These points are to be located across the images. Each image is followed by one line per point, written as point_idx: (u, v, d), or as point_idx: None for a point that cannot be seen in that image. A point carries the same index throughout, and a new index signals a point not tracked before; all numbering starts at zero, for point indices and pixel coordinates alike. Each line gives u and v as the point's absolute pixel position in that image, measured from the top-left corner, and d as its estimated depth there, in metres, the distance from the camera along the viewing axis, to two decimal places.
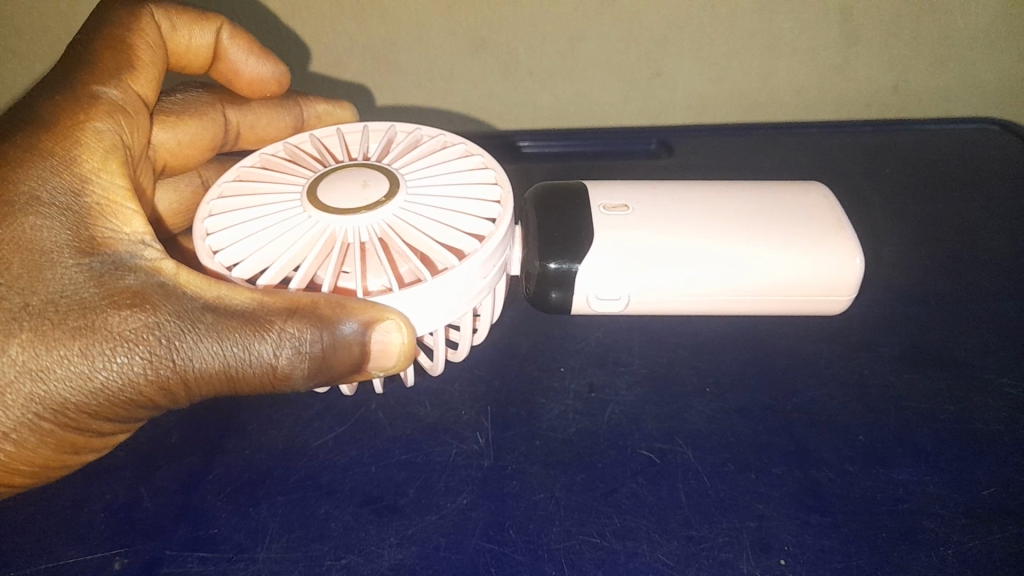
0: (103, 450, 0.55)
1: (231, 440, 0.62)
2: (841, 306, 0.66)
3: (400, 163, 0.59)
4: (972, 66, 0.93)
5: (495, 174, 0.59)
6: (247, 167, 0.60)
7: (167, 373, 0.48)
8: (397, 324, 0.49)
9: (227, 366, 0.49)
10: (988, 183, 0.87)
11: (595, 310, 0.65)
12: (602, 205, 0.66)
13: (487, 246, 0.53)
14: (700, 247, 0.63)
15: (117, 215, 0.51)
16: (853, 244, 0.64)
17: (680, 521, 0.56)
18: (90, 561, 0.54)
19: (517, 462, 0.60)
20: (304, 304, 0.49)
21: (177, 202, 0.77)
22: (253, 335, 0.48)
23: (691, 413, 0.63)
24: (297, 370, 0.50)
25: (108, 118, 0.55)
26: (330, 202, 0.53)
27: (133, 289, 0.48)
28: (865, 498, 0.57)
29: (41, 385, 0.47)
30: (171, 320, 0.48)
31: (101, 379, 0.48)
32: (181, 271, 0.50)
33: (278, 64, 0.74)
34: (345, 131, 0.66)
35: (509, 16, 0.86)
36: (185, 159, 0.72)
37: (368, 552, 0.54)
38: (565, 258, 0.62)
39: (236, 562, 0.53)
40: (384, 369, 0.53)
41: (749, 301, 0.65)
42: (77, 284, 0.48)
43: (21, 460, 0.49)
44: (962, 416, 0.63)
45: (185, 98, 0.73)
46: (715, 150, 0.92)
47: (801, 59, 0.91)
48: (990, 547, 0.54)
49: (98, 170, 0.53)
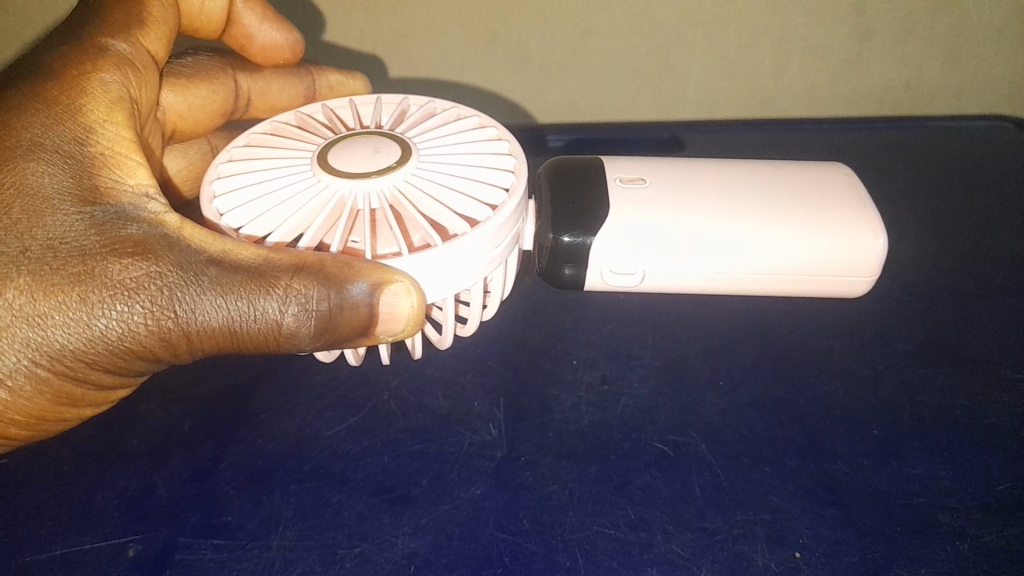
0: (102, 404, 0.54)
1: (243, 428, 0.61)
2: (864, 287, 0.66)
3: (413, 133, 0.59)
4: (984, 63, 0.93)
5: (510, 146, 0.59)
6: (258, 134, 0.60)
7: (169, 325, 0.48)
8: (407, 286, 0.49)
9: (231, 321, 0.49)
10: (1000, 179, 0.87)
11: (610, 285, 0.65)
12: (619, 178, 0.65)
13: (499, 214, 0.52)
14: (715, 232, 0.63)
15: (122, 166, 0.51)
16: (877, 224, 0.63)
17: (695, 514, 0.55)
18: (103, 547, 0.53)
19: (530, 453, 0.59)
20: (311, 262, 0.49)
21: (186, 168, 0.77)
22: (257, 291, 0.48)
23: (703, 406, 0.63)
24: (303, 329, 0.49)
25: (115, 69, 0.55)
26: (340, 167, 0.53)
27: (136, 238, 0.48)
28: (879, 491, 0.57)
29: (38, 331, 0.47)
30: (173, 271, 0.48)
31: (99, 327, 0.47)
32: (185, 225, 0.49)
33: (293, 32, 0.73)
34: (358, 103, 0.65)
35: (522, 9, 0.86)
36: (196, 124, 0.72)
37: (381, 541, 0.54)
38: (578, 231, 0.61)
39: (249, 550, 0.53)
40: (392, 335, 0.52)
41: (760, 280, 0.65)
42: (78, 230, 0.48)
43: (15, 409, 0.48)
44: (977, 412, 0.62)
45: (195, 62, 0.73)
46: (726, 146, 0.92)
47: (813, 55, 0.91)
48: (1006, 542, 0.54)
49: (103, 121, 0.53)
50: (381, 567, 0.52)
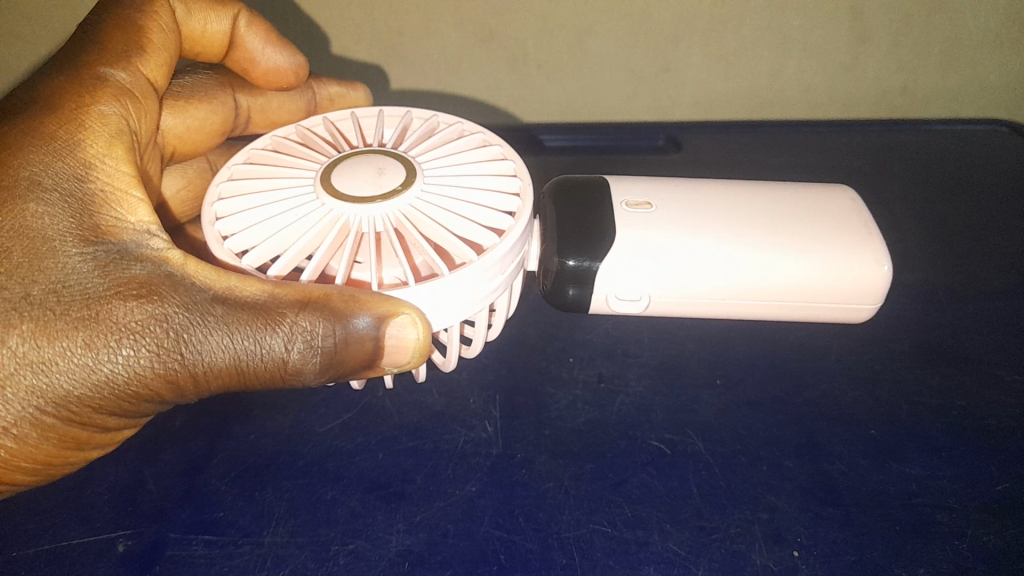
0: (107, 446, 0.54)
1: (236, 423, 0.61)
2: (868, 313, 0.66)
3: (416, 152, 0.58)
4: (981, 68, 0.93)
5: (515, 166, 0.58)
6: (258, 149, 0.59)
7: (175, 367, 0.47)
8: (413, 318, 0.48)
9: (237, 360, 0.48)
10: (996, 184, 0.88)
11: (614, 309, 0.64)
12: (625, 202, 0.65)
13: (506, 241, 0.52)
14: (710, 243, 0.62)
15: (123, 203, 0.51)
16: (880, 251, 0.63)
17: (692, 512, 0.55)
18: (92, 542, 0.53)
19: (525, 451, 0.59)
20: (317, 297, 0.48)
21: (185, 188, 0.75)
22: (263, 328, 0.47)
23: (700, 405, 0.63)
24: (309, 365, 0.49)
25: (114, 101, 0.54)
26: (343, 189, 0.53)
27: (140, 279, 0.47)
28: (878, 493, 0.56)
29: (43, 378, 0.46)
30: (179, 312, 0.47)
31: (105, 372, 0.47)
32: (189, 262, 0.49)
33: (296, 54, 0.73)
34: (360, 116, 0.65)
35: (519, 10, 0.86)
36: (195, 144, 0.71)
37: (375, 537, 0.53)
38: (584, 256, 0.61)
39: (242, 545, 0.52)
40: (398, 366, 0.52)
41: (766, 301, 0.65)
42: (81, 273, 0.47)
43: (21, 456, 0.48)
44: (974, 413, 0.62)
45: (193, 81, 0.72)
46: (723, 148, 0.93)
47: (809, 59, 0.91)
48: (1004, 542, 0.53)
49: (104, 155, 0.52)
50: (375, 565, 0.51)
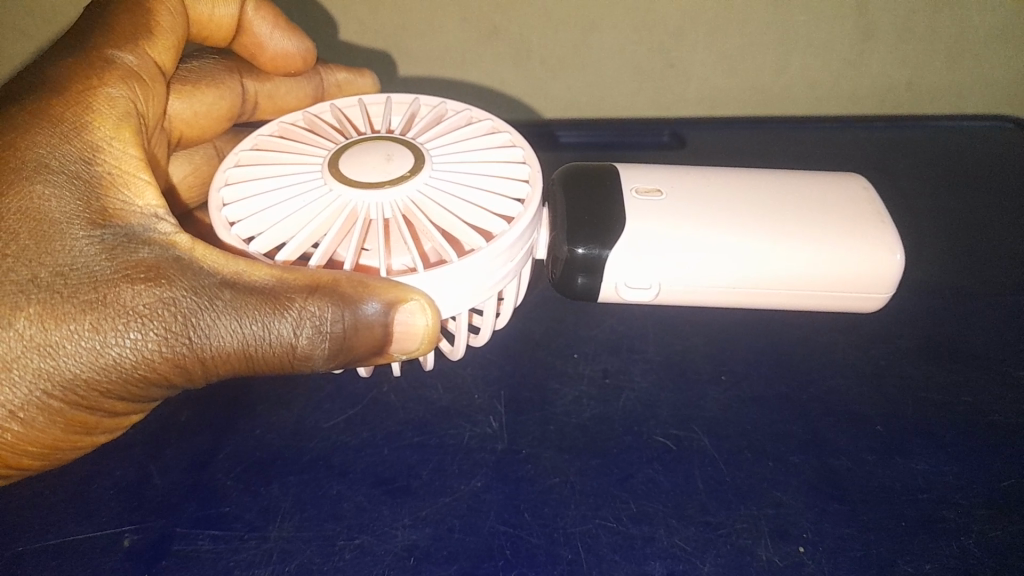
0: (115, 432, 0.54)
1: (241, 418, 0.61)
2: (880, 303, 0.65)
3: (424, 139, 0.58)
4: (985, 65, 0.93)
5: (524, 153, 0.58)
6: (265, 136, 0.59)
7: (183, 351, 0.47)
8: (422, 304, 0.48)
9: (245, 345, 0.48)
10: (1001, 180, 0.87)
11: (624, 298, 0.64)
12: (635, 188, 0.65)
13: (514, 227, 0.52)
14: (717, 238, 0.62)
15: (130, 186, 0.50)
16: (891, 240, 0.63)
17: (697, 508, 0.55)
18: (98, 537, 0.53)
19: (530, 446, 0.59)
20: (325, 282, 0.48)
21: (192, 173, 0.75)
22: (272, 313, 0.47)
23: (705, 400, 0.63)
24: (317, 350, 0.49)
25: (122, 83, 0.54)
26: (351, 174, 0.52)
27: (148, 262, 0.47)
28: (884, 489, 0.56)
29: (51, 361, 0.46)
30: (187, 296, 0.47)
31: (113, 355, 0.47)
32: (196, 246, 0.49)
33: (303, 39, 0.73)
34: (367, 103, 0.65)
35: (523, 5, 0.86)
36: (202, 129, 0.71)
37: (381, 532, 0.53)
38: (593, 244, 0.61)
39: (247, 540, 0.52)
40: (406, 352, 0.52)
41: (773, 296, 0.64)
42: (88, 256, 0.47)
43: (28, 440, 0.48)
44: (980, 409, 0.62)
45: (201, 65, 0.72)
46: (726, 144, 0.93)
47: (814, 54, 0.91)
48: (1010, 538, 0.53)
49: (111, 138, 0.52)
50: (381, 560, 0.51)
